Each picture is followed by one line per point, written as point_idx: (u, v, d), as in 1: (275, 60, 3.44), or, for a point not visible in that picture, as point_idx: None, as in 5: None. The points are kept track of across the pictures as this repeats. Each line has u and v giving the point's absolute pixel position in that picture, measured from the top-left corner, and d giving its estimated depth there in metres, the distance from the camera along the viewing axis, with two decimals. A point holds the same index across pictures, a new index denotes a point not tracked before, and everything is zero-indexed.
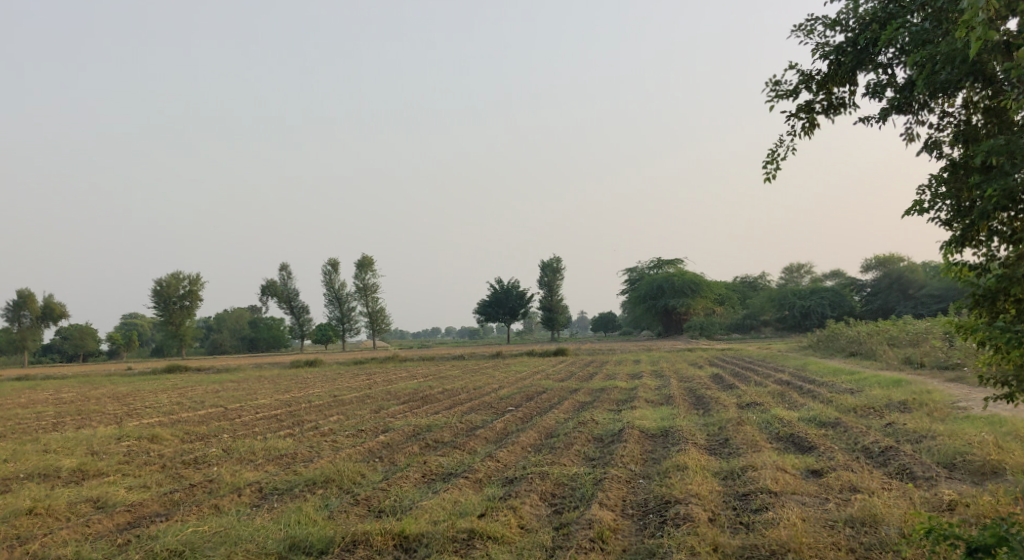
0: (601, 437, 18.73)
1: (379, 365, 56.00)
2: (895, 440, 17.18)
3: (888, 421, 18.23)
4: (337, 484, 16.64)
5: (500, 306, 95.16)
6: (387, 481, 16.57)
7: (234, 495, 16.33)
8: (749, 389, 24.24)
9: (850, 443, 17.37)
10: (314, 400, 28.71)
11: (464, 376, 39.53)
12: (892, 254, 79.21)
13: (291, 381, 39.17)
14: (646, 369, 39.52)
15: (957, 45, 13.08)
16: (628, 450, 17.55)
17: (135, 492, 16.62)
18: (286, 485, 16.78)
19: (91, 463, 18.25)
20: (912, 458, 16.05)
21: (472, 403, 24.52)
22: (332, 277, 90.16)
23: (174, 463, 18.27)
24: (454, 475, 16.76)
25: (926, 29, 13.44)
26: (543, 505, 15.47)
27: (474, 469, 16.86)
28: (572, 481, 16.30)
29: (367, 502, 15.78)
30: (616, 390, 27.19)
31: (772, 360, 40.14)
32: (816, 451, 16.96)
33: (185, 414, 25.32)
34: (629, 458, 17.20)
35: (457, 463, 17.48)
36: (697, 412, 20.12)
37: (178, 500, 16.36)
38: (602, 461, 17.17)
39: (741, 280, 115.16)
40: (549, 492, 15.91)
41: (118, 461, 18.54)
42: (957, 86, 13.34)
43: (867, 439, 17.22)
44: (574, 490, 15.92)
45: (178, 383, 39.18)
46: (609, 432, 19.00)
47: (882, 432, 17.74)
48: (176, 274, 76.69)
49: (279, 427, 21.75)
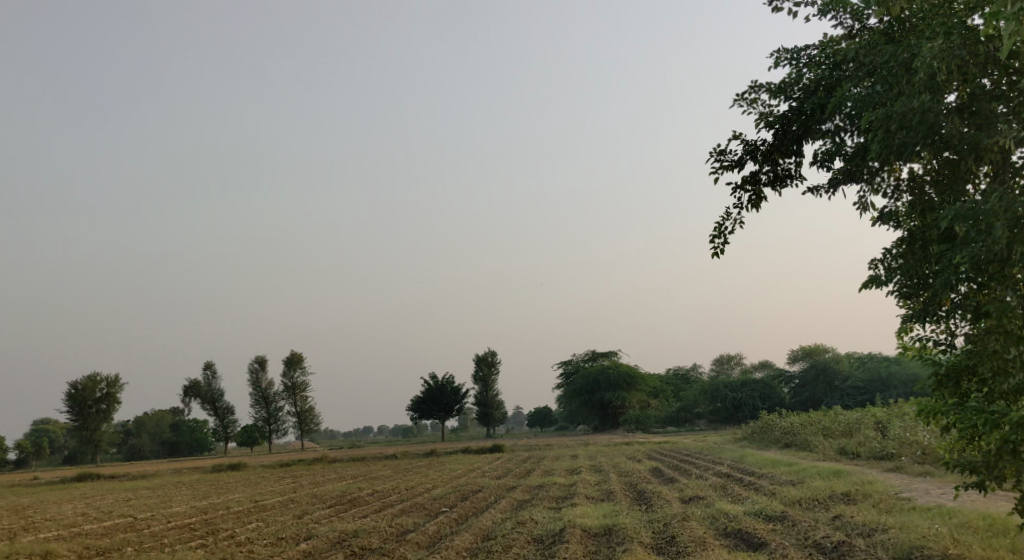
0: (541, 538, 17.71)
1: (307, 467, 54.07)
2: (846, 533, 16.50)
3: (836, 514, 17.56)
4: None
5: (434, 403, 93.43)
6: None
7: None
8: (690, 482, 23.48)
9: (801, 538, 16.64)
10: (232, 506, 27.18)
11: (394, 476, 38.13)
12: (818, 345, 80.18)
13: (211, 486, 37.29)
14: (582, 464, 38.54)
15: (911, 107, 13.30)
16: (569, 551, 16.56)
17: None
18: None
19: None
20: (869, 554, 15.36)
21: (404, 505, 23.32)
22: (259, 376, 87.82)
23: None
24: None
25: (875, 94, 13.79)
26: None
27: None
28: None
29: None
30: (552, 487, 26.21)
31: (709, 453, 39.50)
32: (768, 547, 16.17)
33: (90, 526, 23.68)
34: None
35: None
36: (639, 508, 19.25)
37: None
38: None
39: (674, 372, 115.33)
40: None
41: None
42: (912, 149, 13.49)
43: (818, 534, 16.51)
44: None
45: (88, 492, 37.06)
46: (549, 532, 17.98)
47: (831, 525, 17.06)
48: (93, 376, 73.97)
49: (191, 537, 20.27)
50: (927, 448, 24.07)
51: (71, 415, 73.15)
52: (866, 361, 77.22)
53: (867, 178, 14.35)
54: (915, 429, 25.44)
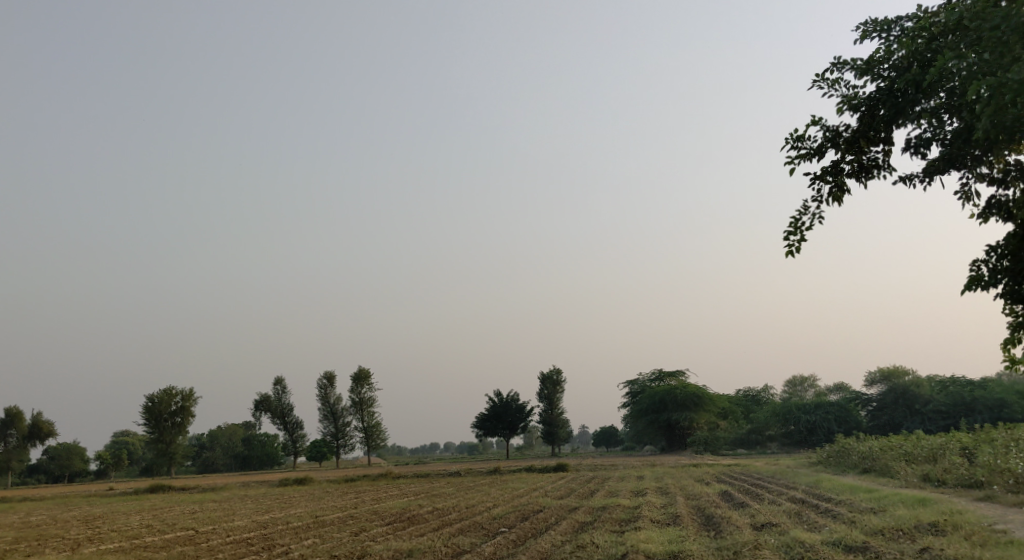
0: None
1: (372, 482, 53.84)
2: None
3: (923, 546, 16.42)
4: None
5: (499, 420, 92.80)
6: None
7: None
8: (763, 507, 22.46)
9: None
10: (293, 520, 26.84)
11: (458, 493, 37.58)
12: (896, 367, 77.63)
13: (276, 500, 37.17)
14: (649, 484, 37.56)
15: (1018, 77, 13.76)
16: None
17: None
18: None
19: None
20: None
21: (463, 524, 22.68)
22: (327, 391, 88.23)
23: None
24: None
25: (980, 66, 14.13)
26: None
27: None
28: None
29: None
30: (617, 508, 25.34)
31: (783, 476, 38.21)
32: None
33: (151, 538, 23.50)
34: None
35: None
36: (707, 534, 18.27)
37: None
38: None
39: (744, 393, 112.99)
40: None
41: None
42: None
43: None
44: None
45: (156, 503, 37.20)
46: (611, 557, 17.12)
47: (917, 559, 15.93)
48: (168, 389, 74.93)
49: (244, 553, 19.93)
50: (1020, 476, 22.68)
51: (146, 428, 74.18)
52: (947, 384, 74.48)
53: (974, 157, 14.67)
54: (1005, 456, 24.00)
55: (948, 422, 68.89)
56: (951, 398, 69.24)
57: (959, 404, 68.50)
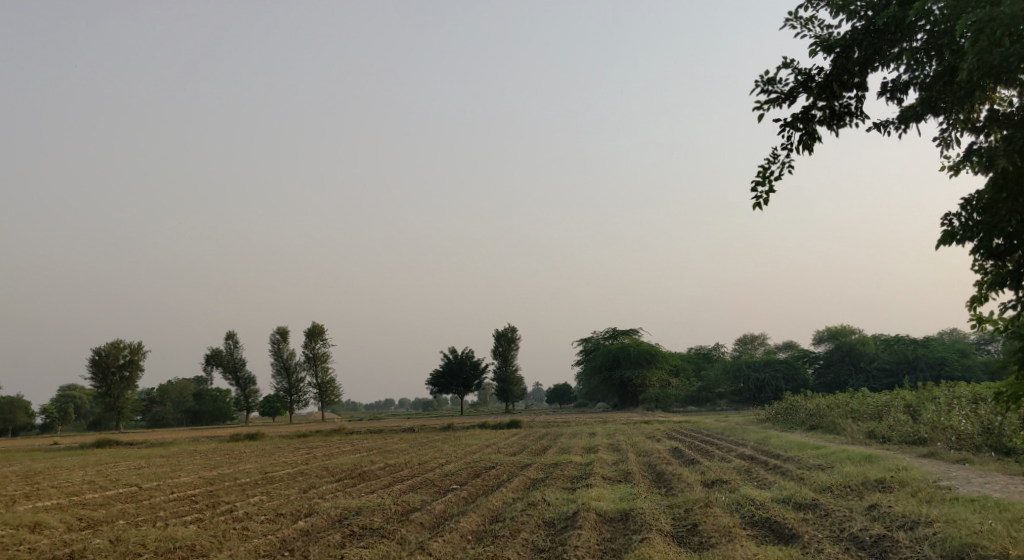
0: (552, 522, 16.80)
1: (324, 438, 53.48)
2: (885, 526, 15.51)
3: (873, 504, 16.51)
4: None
5: (454, 377, 92.82)
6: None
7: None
8: (714, 464, 22.52)
9: (834, 530, 15.65)
10: (241, 477, 26.42)
11: (410, 449, 37.35)
12: (844, 326, 78.74)
13: (226, 455, 36.68)
14: (601, 442, 37.65)
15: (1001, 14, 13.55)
16: (581, 538, 15.64)
17: None
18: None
19: None
20: (914, 551, 14.48)
21: (412, 481, 22.45)
22: (280, 347, 87.46)
23: None
24: None
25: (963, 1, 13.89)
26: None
27: None
28: None
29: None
30: (568, 465, 25.28)
31: (733, 433, 38.49)
32: (799, 540, 15.23)
33: (92, 495, 22.98)
34: (582, 549, 15.28)
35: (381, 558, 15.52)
36: (658, 492, 18.24)
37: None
38: (553, 554, 15.21)
39: (696, 351, 114.10)
40: None
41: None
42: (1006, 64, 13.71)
43: (855, 526, 15.55)
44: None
45: (103, 458, 36.55)
46: (561, 516, 17.01)
47: (866, 516, 16.05)
48: (116, 343, 73.77)
49: (188, 510, 19.58)
50: (964, 433, 22.95)
51: (94, 382, 73.06)
52: (892, 342, 75.64)
53: (953, 100, 14.46)
54: (949, 413, 24.25)
55: (893, 379, 70.02)
56: (896, 356, 70.30)
57: (904, 361, 69.65)
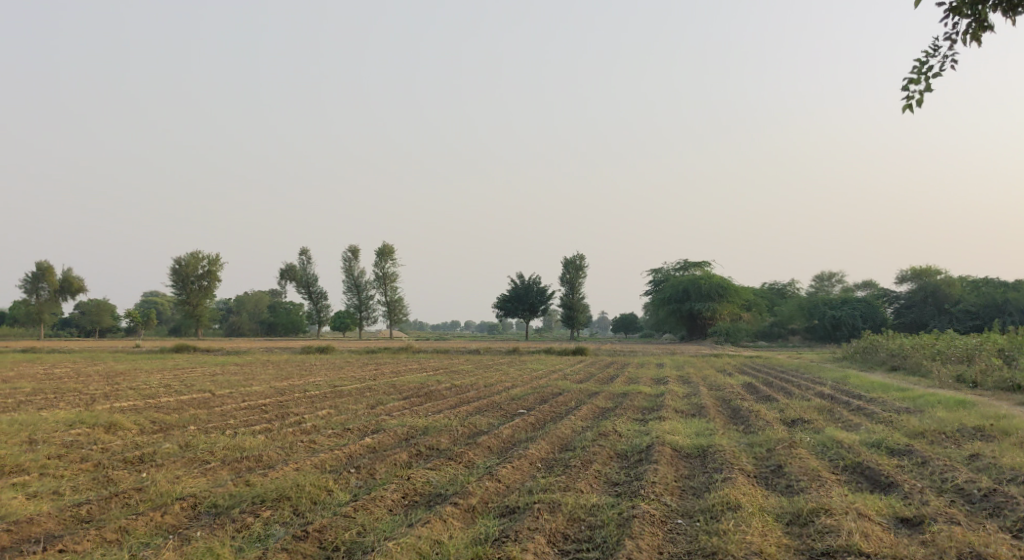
0: (625, 454, 16.28)
1: (392, 355, 53.78)
2: (992, 479, 14.74)
3: (974, 453, 15.69)
4: (291, 507, 14.63)
5: (520, 302, 92.64)
6: (353, 505, 14.52)
7: (157, 513, 14.47)
8: (793, 401, 21.75)
9: (936, 480, 14.94)
10: (310, 389, 26.37)
11: (479, 371, 37.14)
12: (929, 266, 76.42)
13: (297, 367, 36.85)
14: (671, 372, 37.00)
15: None
16: (659, 475, 15.18)
17: (40, 501, 14.78)
18: (231, 501, 14.89)
19: (10, 455, 16.38)
20: None
21: (479, 402, 22.11)
22: (351, 265, 87.99)
23: (112, 462, 16.38)
24: (442, 500, 14.59)
25: None
26: (552, 552, 13.39)
27: (467, 493, 14.69)
28: (590, 517, 14.12)
29: (318, 536, 13.80)
30: (639, 395, 24.72)
31: (809, 370, 37.50)
32: (897, 489, 14.64)
33: (166, 399, 23.05)
34: (662, 486, 14.85)
35: (449, 482, 15.25)
36: (736, 428, 17.53)
37: (86, 516, 14.51)
38: (628, 490, 14.82)
39: (769, 286, 112.18)
40: (560, 532, 13.76)
41: (47, 455, 16.65)
42: None
43: (961, 477, 14.81)
44: (591, 531, 13.78)
45: (179, 363, 37.00)
46: (635, 448, 16.50)
47: (970, 467, 15.27)
48: (195, 253, 74.77)
49: (257, 420, 19.46)
50: None
51: (173, 290, 74.34)
52: (979, 284, 73.21)
53: None
54: None
55: (977, 323, 67.88)
56: (981, 299, 68.05)
57: (990, 304, 67.40)
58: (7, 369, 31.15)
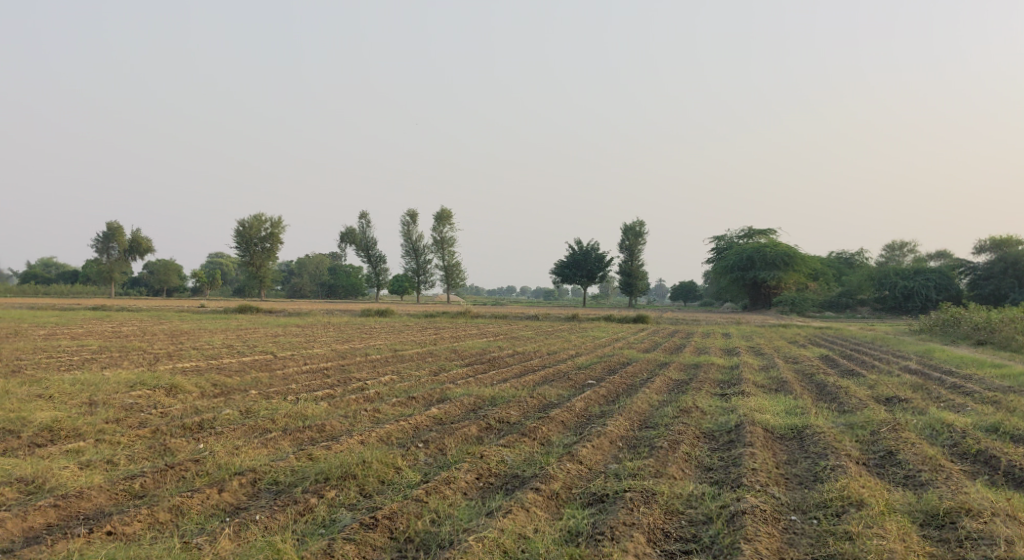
0: (713, 435, 15.33)
1: (453, 319, 53.36)
2: None
3: None
4: (358, 488, 13.96)
5: (578, 268, 91.51)
6: (425, 487, 13.78)
7: (213, 490, 13.87)
8: (881, 377, 20.61)
9: None
10: (372, 353, 25.73)
11: (543, 337, 36.32)
12: (1009, 237, 74.11)
13: (358, 330, 36.36)
14: (741, 344, 35.88)
15: None
16: (758, 461, 14.30)
17: (93, 473, 14.28)
18: (293, 478, 14.23)
19: (69, 420, 15.92)
20: None
21: (545, 371, 21.26)
22: (410, 228, 87.56)
23: (171, 428, 15.83)
24: (524, 485, 13.84)
25: None
26: (654, 553, 12.67)
27: (549, 477, 13.92)
28: (690, 510, 13.37)
29: (389, 524, 13.12)
30: (711, 367, 23.67)
31: (887, 345, 36.14)
32: None
33: (228, 360, 22.53)
34: (765, 476, 13.99)
35: (525, 463, 14.47)
36: (828, 406, 16.43)
37: (139, 491, 13.97)
38: (727, 479, 13.97)
39: (836, 255, 109.71)
40: (660, 528, 13.01)
41: (105, 419, 16.15)
42: None
43: None
44: (694, 528, 13.05)
45: (243, 323, 36.71)
46: (722, 428, 15.53)
47: None
48: (258, 216, 74.82)
49: (318, 385, 18.82)
50: None
51: (237, 251, 74.56)
52: None
53: None
54: None
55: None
56: None
57: None
58: (74, 326, 31.05)
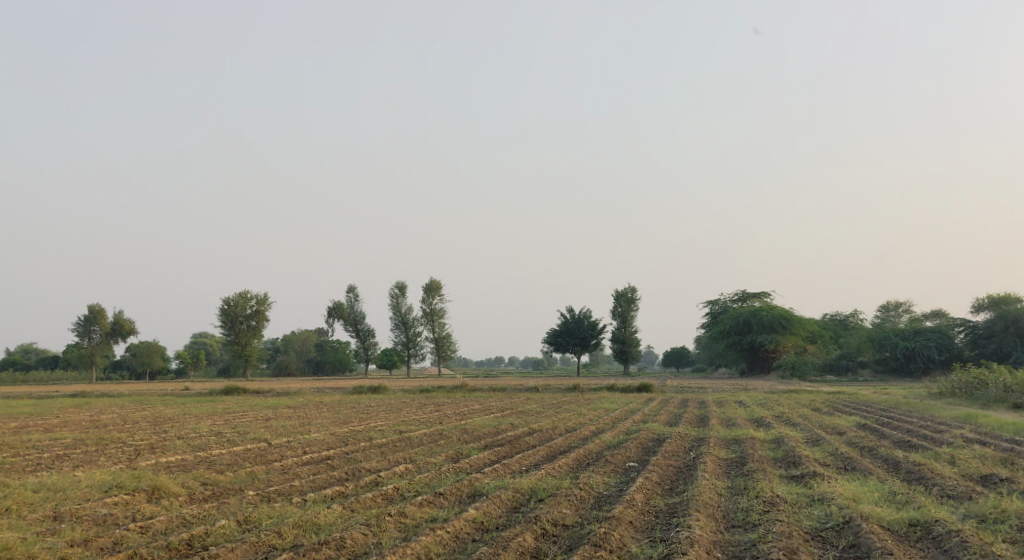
0: (824, 539, 13.07)
1: (449, 394, 50.87)
2: None
3: None
4: None
5: (571, 336, 89.37)
6: None
7: None
8: (953, 452, 18.66)
9: None
10: (377, 436, 23.35)
11: (553, 410, 34.03)
12: (1008, 294, 73.12)
13: (355, 410, 33.94)
14: (764, 413, 33.67)
15: None
16: None
17: None
18: None
19: (26, 544, 13.57)
20: None
21: (574, 451, 19.10)
22: (398, 301, 85.47)
23: (152, 550, 13.50)
24: None
25: None
26: None
27: None
28: None
29: None
30: (754, 442, 21.45)
31: (919, 412, 34.08)
32: None
33: (218, 451, 20.11)
34: None
35: None
36: (934, 490, 14.36)
37: None
38: None
39: (831, 317, 108.24)
40: None
41: (70, 542, 13.79)
42: None
43: None
44: None
45: (230, 406, 34.22)
46: (827, 527, 13.36)
47: None
48: (243, 293, 72.74)
49: (325, 480, 16.49)
50: None
51: (222, 330, 72.18)
52: None
53: None
54: None
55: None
56: None
57: None
58: (47, 416, 28.52)
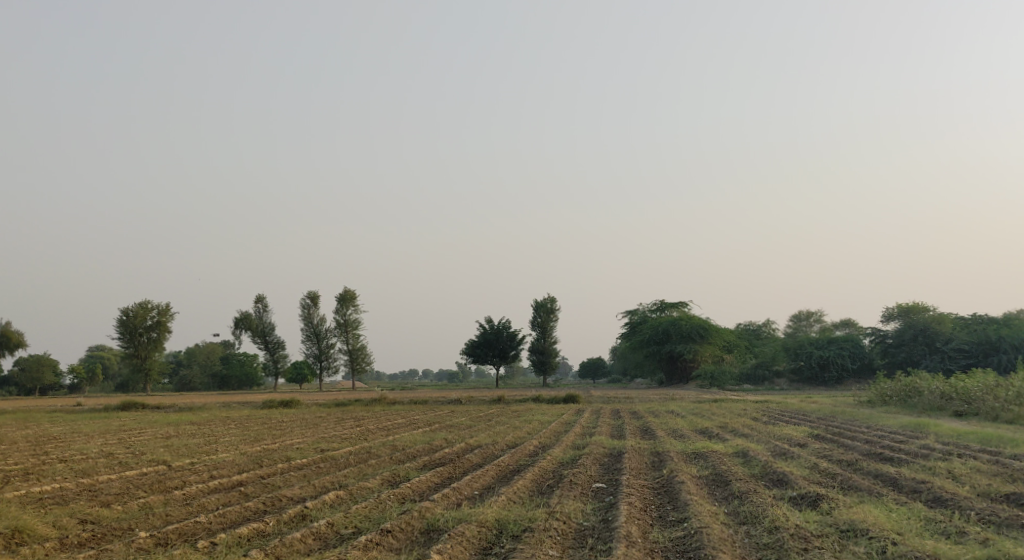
0: None
1: (365, 408, 47.98)
2: None
3: None
4: None
5: (490, 348, 87.07)
6: None
7: None
8: (944, 465, 17.03)
9: None
10: (295, 456, 20.65)
11: (483, 425, 31.62)
12: (914, 303, 73.30)
13: (266, 426, 31.01)
14: (705, 423, 31.92)
15: None
16: None
17: None
18: None
19: None
20: None
21: (528, 470, 16.82)
22: (310, 312, 82.00)
23: None
24: None
25: None
26: None
27: None
28: None
29: None
30: (720, 456, 19.53)
31: (863, 421, 32.78)
32: None
33: (107, 477, 17.20)
34: None
35: None
36: (974, 516, 12.79)
37: None
38: None
39: (745, 327, 108.33)
40: None
41: None
42: None
43: None
44: None
45: (124, 424, 30.85)
46: None
47: None
48: (143, 303, 68.54)
49: (236, 512, 13.87)
50: None
51: (120, 342, 67.85)
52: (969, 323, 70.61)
53: None
54: None
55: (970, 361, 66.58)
56: (973, 338, 67.32)
57: (984, 342, 66.57)
58: None
